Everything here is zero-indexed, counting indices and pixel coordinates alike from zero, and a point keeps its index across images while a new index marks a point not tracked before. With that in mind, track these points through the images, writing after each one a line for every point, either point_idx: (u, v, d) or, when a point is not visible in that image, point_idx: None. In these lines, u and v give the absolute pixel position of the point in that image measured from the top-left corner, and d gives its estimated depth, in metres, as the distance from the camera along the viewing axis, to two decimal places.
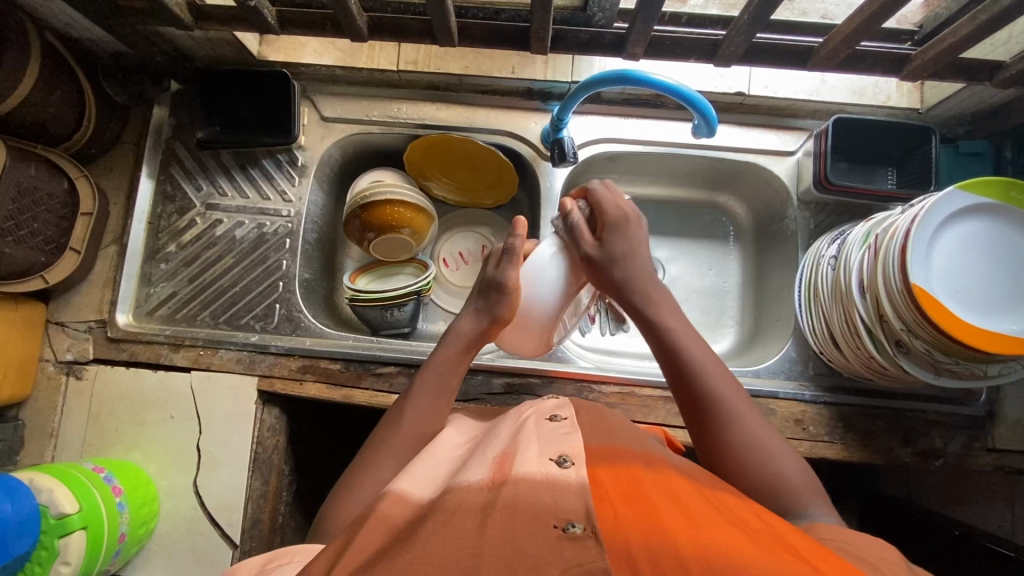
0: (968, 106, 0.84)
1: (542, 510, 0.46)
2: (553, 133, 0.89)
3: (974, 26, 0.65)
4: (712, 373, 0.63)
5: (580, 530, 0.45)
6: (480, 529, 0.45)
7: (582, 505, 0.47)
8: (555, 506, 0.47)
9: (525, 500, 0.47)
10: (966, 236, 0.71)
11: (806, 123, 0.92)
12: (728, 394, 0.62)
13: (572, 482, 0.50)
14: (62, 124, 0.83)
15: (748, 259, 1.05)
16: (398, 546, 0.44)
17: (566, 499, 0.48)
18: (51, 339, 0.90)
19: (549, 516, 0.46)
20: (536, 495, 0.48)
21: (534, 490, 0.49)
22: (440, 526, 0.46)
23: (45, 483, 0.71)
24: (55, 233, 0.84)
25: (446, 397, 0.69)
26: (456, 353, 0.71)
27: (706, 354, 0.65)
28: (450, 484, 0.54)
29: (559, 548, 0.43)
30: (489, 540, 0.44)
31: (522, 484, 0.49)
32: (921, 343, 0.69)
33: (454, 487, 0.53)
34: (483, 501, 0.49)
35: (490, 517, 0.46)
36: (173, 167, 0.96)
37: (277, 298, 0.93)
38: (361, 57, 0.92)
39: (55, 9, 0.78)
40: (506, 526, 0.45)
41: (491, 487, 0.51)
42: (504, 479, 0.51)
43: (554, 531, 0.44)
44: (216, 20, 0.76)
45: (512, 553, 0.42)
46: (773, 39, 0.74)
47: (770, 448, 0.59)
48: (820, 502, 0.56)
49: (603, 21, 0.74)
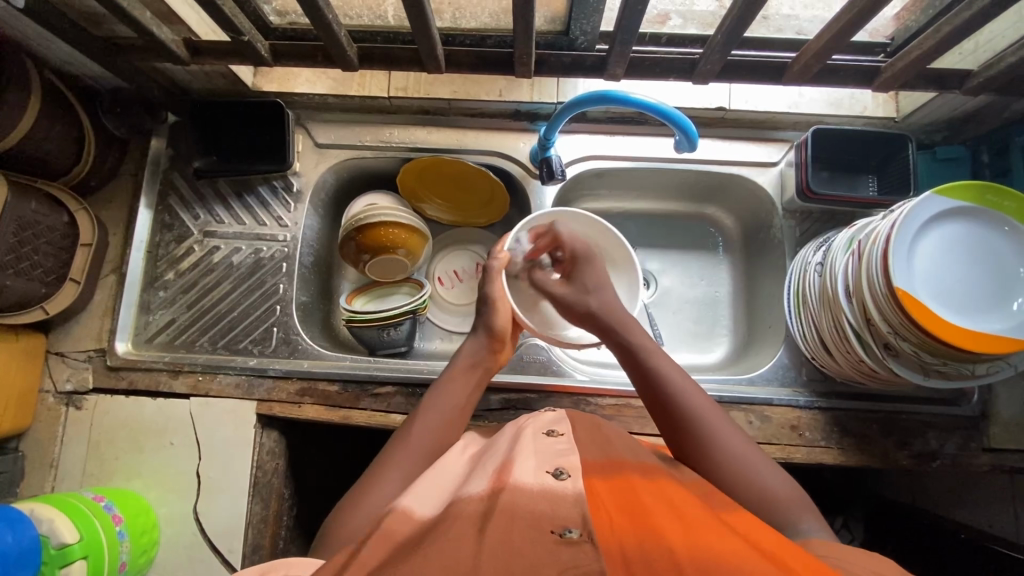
0: (942, 113, 0.87)
1: (539, 518, 0.47)
2: (541, 152, 0.92)
3: (938, 38, 0.68)
4: (690, 393, 0.65)
5: (577, 536, 0.46)
6: (478, 535, 0.46)
7: (579, 511, 0.48)
8: (551, 513, 0.48)
9: (524, 507, 0.48)
10: (947, 240, 0.72)
11: (788, 134, 0.95)
12: (742, 453, 0.62)
13: (569, 493, 0.51)
14: (62, 158, 0.86)
15: (738, 268, 1.06)
16: (399, 557, 0.45)
17: (563, 507, 0.49)
18: (51, 369, 0.91)
19: (545, 523, 0.47)
20: (533, 504, 0.49)
21: (531, 499, 0.50)
22: (439, 536, 0.46)
23: (45, 514, 0.72)
24: (54, 264, 0.85)
25: (457, 418, 0.70)
26: (464, 370, 0.74)
27: (685, 379, 0.67)
28: (452, 497, 0.54)
29: (557, 552, 0.44)
30: (489, 543, 0.45)
31: (520, 492, 0.50)
32: (908, 346, 0.70)
33: (455, 499, 0.53)
34: (480, 511, 0.49)
35: (483, 525, 0.47)
36: (171, 197, 0.98)
37: (279, 323, 0.94)
38: (352, 85, 0.95)
39: (55, 47, 0.81)
40: (504, 531, 0.46)
41: (488, 496, 0.51)
42: (501, 487, 0.52)
43: (552, 537, 0.46)
44: (211, 55, 0.79)
45: (510, 556, 0.43)
46: (749, 56, 0.77)
47: (754, 463, 0.61)
48: (804, 509, 0.58)
49: (586, 44, 0.77)
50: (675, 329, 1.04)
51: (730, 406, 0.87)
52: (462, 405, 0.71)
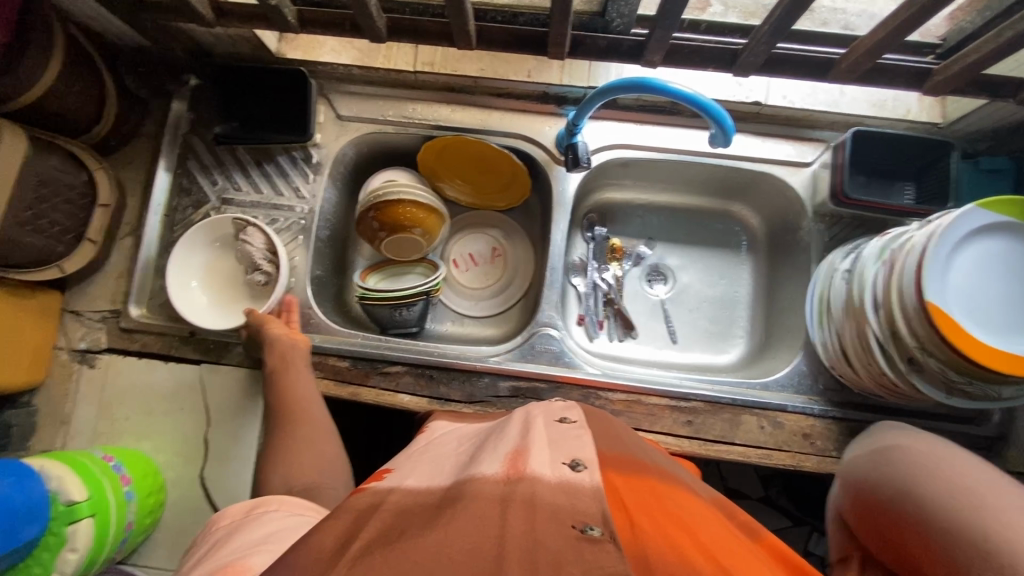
0: (990, 122, 0.83)
1: (559, 510, 0.45)
2: (568, 137, 0.88)
3: (999, 43, 0.64)
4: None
5: (599, 533, 0.42)
6: (500, 519, 0.43)
7: (598, 507, 0.45)
8: (572, 508, 0.45)
9: (543, 500, 0.46)
10: (991, 260, 0.70)
11: (824, 134, 0.92)
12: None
13: (587, 485, 0.49)
14: (84, 116, 0.85)
15: (760, 269, 1.04)
16: (409, 530, 0.42)
17: (581, 501, 0.46)
18: (66, 327, 0.91)
19: (567, 517, 0.44)
20: (551, 496, 0.46)
21: (550, 491, 0.47)
22: (457, 515, 0.43)
23: (57, 471, 0.74)
24: (73, 224, 0.85)
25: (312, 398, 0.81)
26: (287, 369, 0.82)
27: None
28: (463, 474, 0.52)
29: (578, 548, 0.40)
30: (509, 531, 0.42)
31: (540, 483, 0.48)
32: (935, 362, 0.68)
33: (464, 479, 0.50)
34: (499, 493, 0.47)
35: (505, 509, 0.44)
36: (190, 162, 0.96)
37: (199, 329, 0.90)
38: (378, 57, 0.94)
39: (81, 3, 0.79)
40: (523, 520, 0.43)
41: (505, 482, 0.49)
42: (518, 476, 0.49)
43: (573, 531, 0.42)
44: (237, 18, 0.77)
45: (529, 545, 0.40)
46: (795, 50, 0.74)
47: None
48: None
49: (621, 28, 0.73)
50: (690, 327, 1.02)
51: (743, 409, 0.86)
52: (308, 389, 0.81)
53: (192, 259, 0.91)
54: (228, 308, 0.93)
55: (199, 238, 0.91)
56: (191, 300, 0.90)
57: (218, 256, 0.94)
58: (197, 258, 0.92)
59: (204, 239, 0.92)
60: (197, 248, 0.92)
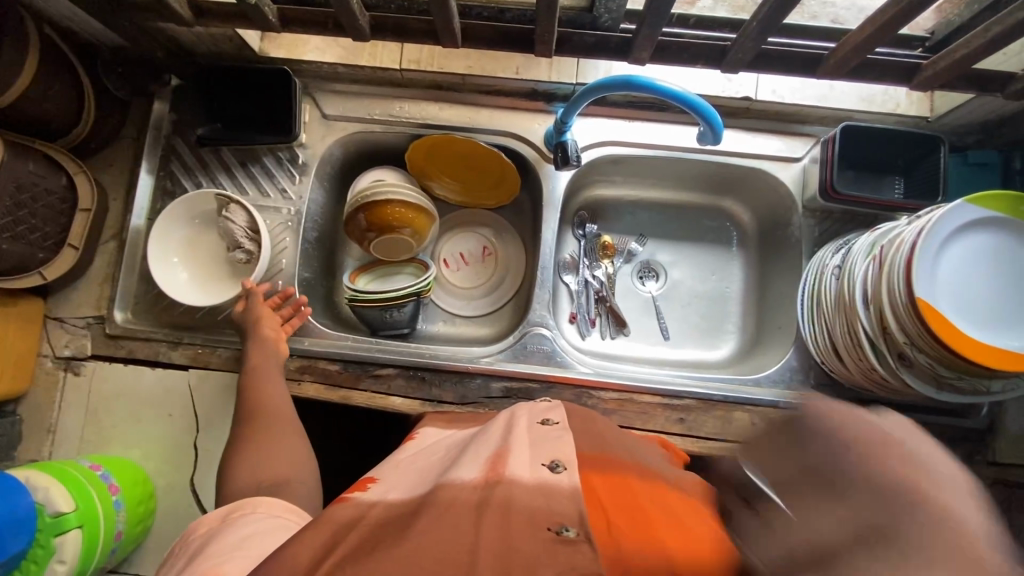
0: (978, 116, 0.83)
1: (535, 513, 0.44)
2: (557, 135, 0.88)
3: (988, 38, 0.64)
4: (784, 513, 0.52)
5: (574, 534, 0.42)
6: (473, 529, 0.43)
7: (575, 508, 0.45)
8: (548, 510, 0.45)
9: (520, 503, 0.46)
10: (977, 253, 0.70)
11: (814, 129, 0.92)
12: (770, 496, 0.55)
13: (565, 487, 0.49)
14: (61, 118, 0.83)
15: (750, 264, 1.04)
16: (385, 541, 0.41)
17: (558, 503, 0.46)
18: (49, 334, 0.90)
19: (542, 520, 0.44)
20: (528, 498, 0.46)
21: (527, 493, 0.47)
22: (442, 523, 0.43)
23: (40, 482, 0.72)
24: (53, 229, 0.83)
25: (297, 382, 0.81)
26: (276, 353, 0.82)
27: None
28: (440, 481, 0.51)
29: (553, 552, 0.41)
30: (485, 538, 0.41)
31: (517, 486, 0.48)
32: (924, 358, 0.68)
33: (448, 484, 0.50)
34: (475, 499, 0.46)
35: (481, 516, 0.44)
36: (173, 163, 0.94)
37: (186, 334, 0.89)
38: (363, 55, 0.92)
39: (55, 3, 0.77)
40: (499, 527, 0.43)
41: (483, 486, 0.48)
42: (496, 479, 0.49)
43: (547, 534, 0.42)
44: (217, 17, 0.75)
45: (505, 552, 0.40)
46: (783, 46, 0.73)
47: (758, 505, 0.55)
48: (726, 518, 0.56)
49: (609, 23, 0.72)
50: (682, 324, 1.02)
51: (734, 406, 0.86)
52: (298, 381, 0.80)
53: (175, 233, 0.90)
54: (210, 286, 0.91)
55: (183, 212, 0.90)
56: (170, 277, 0.89)
57: (198, 232, 0.92)
58: (180, 234, 0.91)
59: (187, 213, 0.90)
60: (180, 223, 0.90)
